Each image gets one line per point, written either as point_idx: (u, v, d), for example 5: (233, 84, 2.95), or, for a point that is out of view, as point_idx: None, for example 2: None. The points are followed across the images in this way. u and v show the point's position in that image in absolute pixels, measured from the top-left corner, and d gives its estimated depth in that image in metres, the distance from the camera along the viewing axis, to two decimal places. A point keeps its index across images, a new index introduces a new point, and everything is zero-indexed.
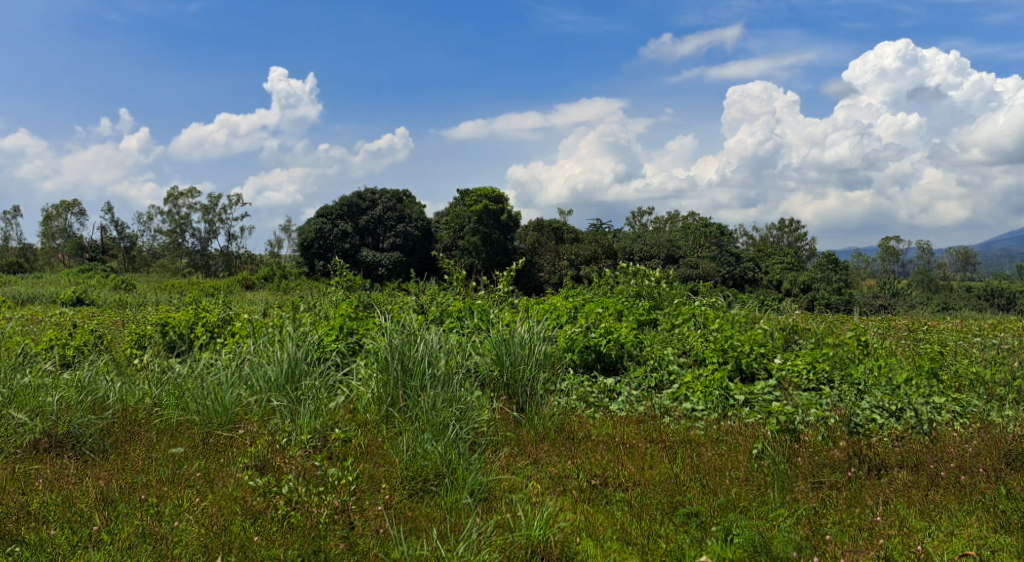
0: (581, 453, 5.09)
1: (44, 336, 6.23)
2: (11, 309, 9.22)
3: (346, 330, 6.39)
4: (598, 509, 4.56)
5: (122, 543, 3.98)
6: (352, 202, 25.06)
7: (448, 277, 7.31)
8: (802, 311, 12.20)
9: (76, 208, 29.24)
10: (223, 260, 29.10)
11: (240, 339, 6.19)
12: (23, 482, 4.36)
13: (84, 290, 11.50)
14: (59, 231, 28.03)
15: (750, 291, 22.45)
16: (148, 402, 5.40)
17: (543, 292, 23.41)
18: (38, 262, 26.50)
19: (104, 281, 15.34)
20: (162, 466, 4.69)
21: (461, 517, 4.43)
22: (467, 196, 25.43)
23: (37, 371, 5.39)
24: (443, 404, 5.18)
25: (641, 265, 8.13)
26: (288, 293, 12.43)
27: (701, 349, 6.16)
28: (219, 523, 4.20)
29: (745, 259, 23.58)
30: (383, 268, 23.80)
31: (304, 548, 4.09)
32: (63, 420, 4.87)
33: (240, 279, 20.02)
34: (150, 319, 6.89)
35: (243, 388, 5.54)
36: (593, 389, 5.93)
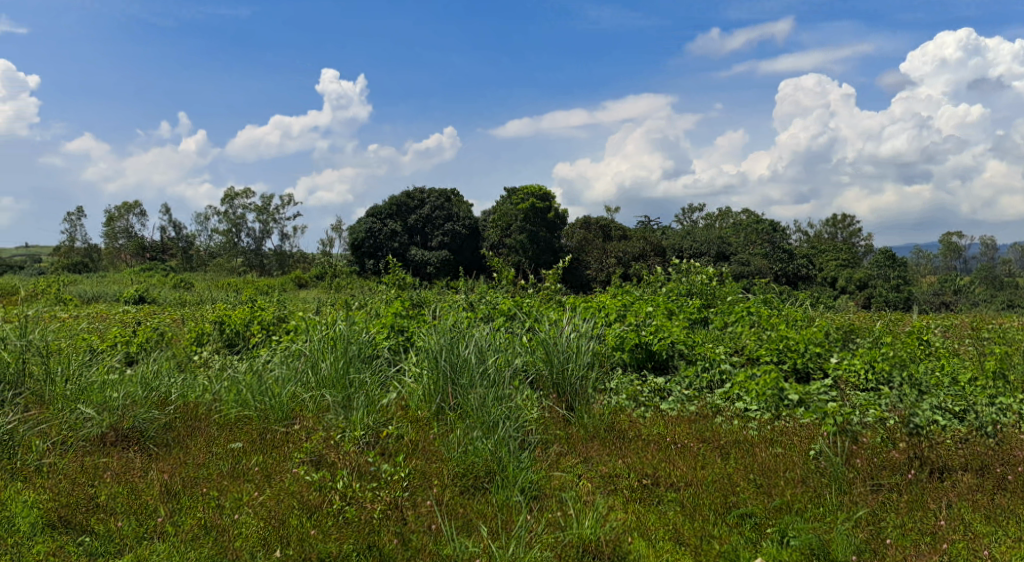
0: (631, 452, 5.07)
1: (109, 334, 6.44)
2: (78, 307, 9.59)
3: (397, 328, 6.47)
4: (649, 509, 4.54)
5: (186, 535, 4.11)
6: (402, 202, 25.30)
7: (497, 276, 7.35)
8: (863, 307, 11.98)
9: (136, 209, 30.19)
10: (277, 259, 29.87)
11: (295, 336, 6.32)
12: (93, 475, 4.52)
13: (148, 289, 11.85)
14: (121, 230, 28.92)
15: (805, 288, 22.07)
16: (208, 397, 5.55)
17: (589, 292, 23.34)
18: (102, 262, 27.48)
19: (165, 279, 15.77)
20: (222, 460, 4.82)
21: (513, 514, 4.46)
22: (514, 194, 25.47)
23: (103, 367, 5.57)
24: (493, 402, 5.21)
25: (691, 262, 8.03)
26: (342, 292, 12.66)
27: (754, 349, 6.08)
28: (277, 516, 4.31)
29: (798, 256, 23.23)
30: (431, 266, 24.05)
31: (358, 542, 4.16)
32: (128, 415, 5.03)
33: (295, 277, 20.43)
34: (208, 317, 7.06)
35: (298, 385, 5.65)
36: (643, 388, 5.88)
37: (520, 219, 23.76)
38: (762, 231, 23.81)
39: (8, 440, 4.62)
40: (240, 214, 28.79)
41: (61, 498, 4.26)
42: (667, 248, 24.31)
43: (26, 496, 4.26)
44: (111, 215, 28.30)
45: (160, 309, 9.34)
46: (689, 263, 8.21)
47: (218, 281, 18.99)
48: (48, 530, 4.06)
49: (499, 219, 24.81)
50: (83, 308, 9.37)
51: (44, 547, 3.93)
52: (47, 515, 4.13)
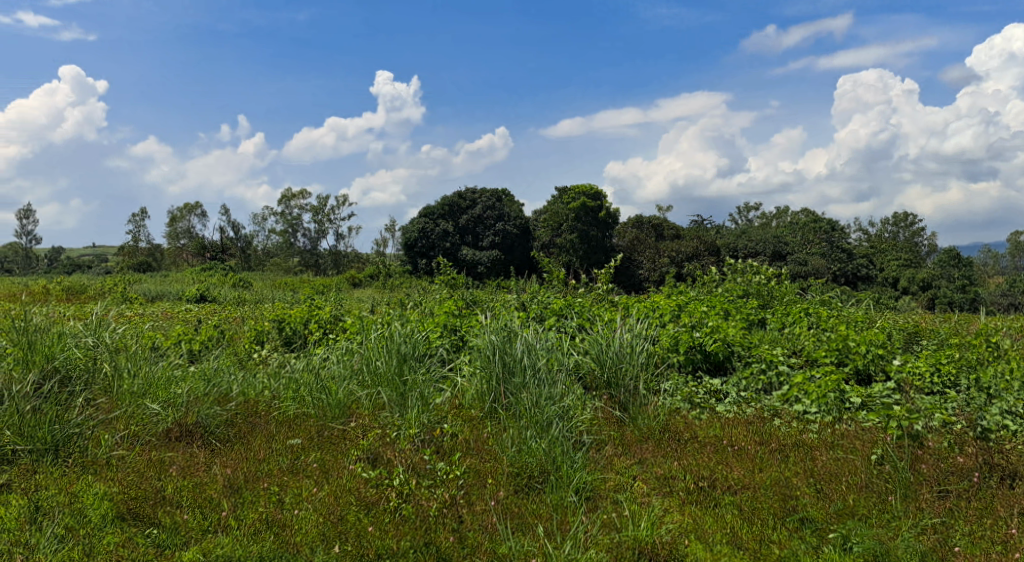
0: (687, 454, 5.02)
1: (173, 332, 6.61)
2: (143, 305, 9.88)
3: (450, 327, 6.50)
4: (706, 512, 4.49)
5: (249, 529, 4.20)
6: (453, 202, 25.43)
7: (550, 276, 7.35)
8: (930, 308, 11.72)
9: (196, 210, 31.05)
10: (332, 259, 30.37)
11: (352, 334, 6.40)
12: (159, 469, 4.65)
13: (208, 288, 12.13)
14: (182, 231, 29.78)
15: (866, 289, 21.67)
16: (268, 394, 5.66)
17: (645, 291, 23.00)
18: (161, 262, 28.27)
19: (223, 278, 16.11)
20: (282, 456, 4.92)
21: (568, 515, 4.45)
22: (564, 194, 25.43)
23: (167, 364, 5.72)
24: (547, 402, 5.20)
25: (747, 262, 7.91)
26: (396, 292, 12.80)
27: (813, 350, 5.97)
28: (336, 513, 4.38)
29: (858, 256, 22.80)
30: (482, 265, 24.18)
31: (415, 539, 4.20)
32: (192, 410, 5.16)
33: (349, 277, 20.73)
34: (268, 316, 7.21)
35: (354, 383, 5.74)
36: (698, 390, 5.81)
37: (570, 219, 23.65)
38: (820, 230, 23.41)
39: (80, 434, 4.78)
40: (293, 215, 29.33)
41: (129, 491, 4.39)
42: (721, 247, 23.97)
43: (97, 488, 4.39)
44: (172, 216, 29.19)
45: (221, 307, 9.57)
46: (745, 263, 8.08)
47: (274, 280, 19.39)
48: (117, 522, 4.18)
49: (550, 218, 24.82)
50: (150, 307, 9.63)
51: (114, 538, 4.04)
52: (116, 508, 4.25)
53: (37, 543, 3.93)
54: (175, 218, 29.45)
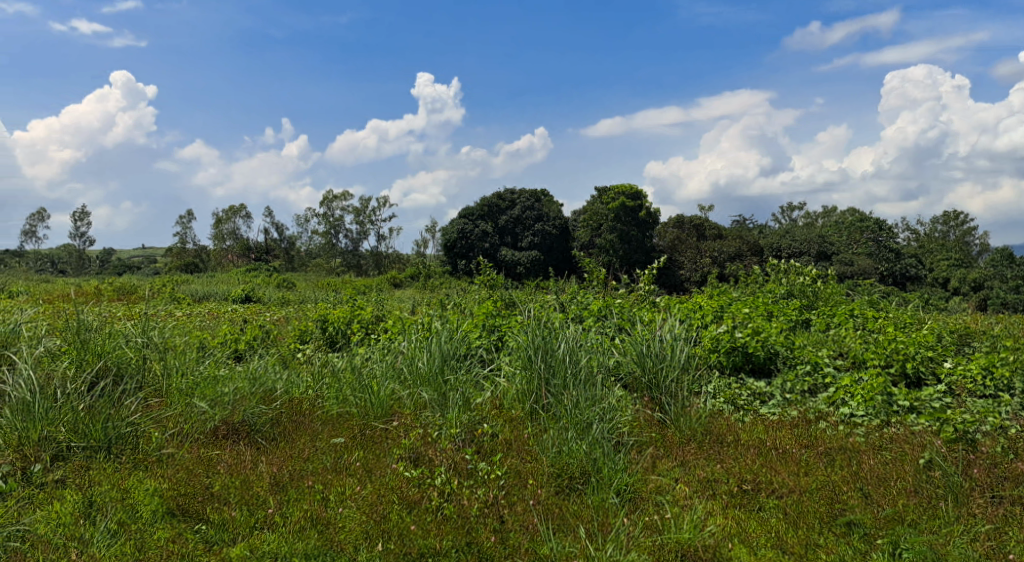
0: (729, 457, 4.96)
1: (220, 332, 6.74)
2: (189, 305, 10.08)
3: (489, 328, 6.51)
4: (751, 515, 4.43)
5: (295, 527, 4.27)
6: (493, 202, 25.58)
7: (589, 276, 7.32)
8: (984, 309, 11.45)
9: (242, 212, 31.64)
10: (374, 259, 30.69)
11: (393, 335, 6.46)
12: (207, 466, 4.75)
13: (253, 289, 12.33)
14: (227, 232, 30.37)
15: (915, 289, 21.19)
16: (311, 393, 5.74)
17: (687, 291, 22.77)
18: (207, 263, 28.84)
19: (268, 279, 16.37)
20: (326, 455, 4.98)
21: (610, 517, 4.44)
22: (604, 194, 25.32)
23: (213, 363, 5.84)
24: (587, 403, 5.19)
25: (792, 263, 7.80)
26: (437, 293, 12.87)
27: (859, 352, 5.86)
28: (379, 511, 4.43)
29: (906, 256, 22.36)
30: (520, 267, 24.17)
31: (457, 539, 4.23)
32: (238, 409, 5.25)
33: (393, 276, 20.75)
34: (311, 316, 7.31)
35: (395, 382, 5.79)
36: (742, 392, 5.73)
37: (611, 219, 23.60)
38: (868, 229, 23.00)
39: (132, 431, 4.89)
40: (335, 216, 29.72)
41: (179, 487, 4.49)
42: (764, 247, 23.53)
43: (148, 484, 4.49)
44: (217, 218, 29.79)
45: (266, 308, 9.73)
46: (790, 263, 7.95)
47: (317, 280, 19.67)
48: (168, 517, 4.28)
49: (589, 218, 24.82)
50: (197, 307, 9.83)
51: (164, 534, 4.14)
52: (166, 503, 4.35)
53: (91, 538, 4.06)
54: (221, 220, 30.08)
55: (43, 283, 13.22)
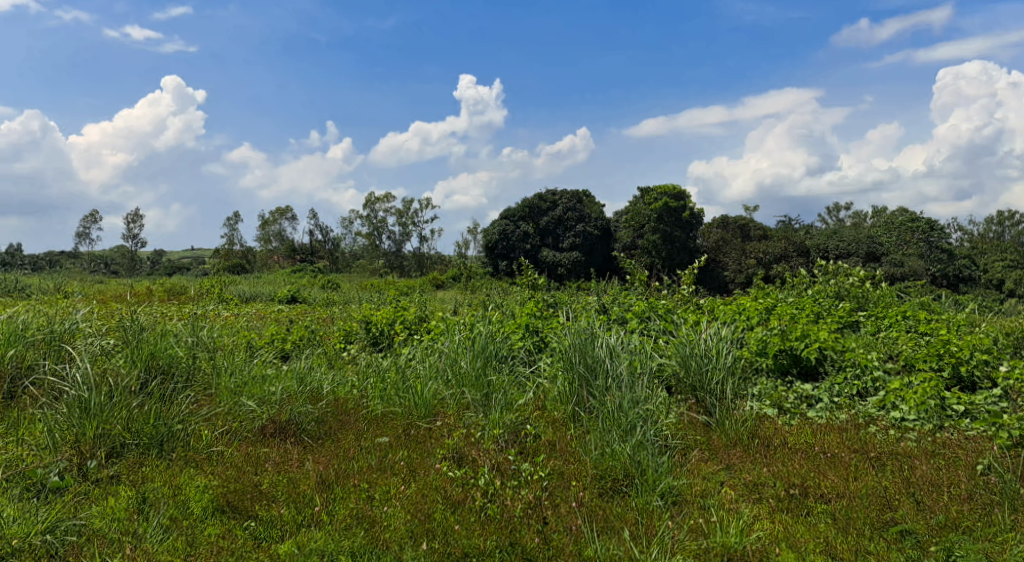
0: (776, 460, 4.89)
1: (266, 332, 6.85)
2: (237, 306, 10.27)
3: (531, 328, 6.51)
4: (798, 520, 4.36)
5: (341, 524, 4.32)
6: (534, 202, 25.67)
7: (631, 277, 7.28)
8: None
9: (288, 213, 32.23)
10: (417, 260, 30.93)
11: (436, 335, 6.51)
12: (256, 463, 4.82)
13: (299, 289, 12.54)
14: (273, 234, 30.97)
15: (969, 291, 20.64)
16: (356, 393, 5.81)
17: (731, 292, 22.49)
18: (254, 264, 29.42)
19: (315, 280, 16.73)
20: (371, 454, 5.03)
21: (654, 519, 4.40)
22: (646, 195, 25.15)
23: (261, 363, 5.93)
24: (630, 404, 5.14)
25: (840, 264, 7.65)
26: (480, 294, 12.92)
27: (911, 355, 5.72)
28: (423, 510, 4.46)
29: (959, 257, 21.81)
30: (563, 267, 24.11)
31: (501, 539, 4.24)
32: (285, 408, 5.33)
33: (433, 277, 20.97)
34: (355, 316, 7.39)
35: (438, 382, 5.82)
36: (788, 395, 5.65)
37: (653, 219, 23.45)
38: (918, 229, 22.50)
39: (182, 429, 4.97)
40: (378, 217, 30.07)
41: (228, 485, 4.57)
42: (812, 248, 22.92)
43: (198, 481, 4.59)
44: (264, 219, 30.39)
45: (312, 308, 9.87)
46: (838, 263, 7.79)
47: (362, 280, 20.03)
48: (218, 514, 4.36)
49: (632, 218, 24.69)
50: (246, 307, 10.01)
51: (215, 530, 4.22)
52: (217, 500, 4.44)
53: (144, 532, 4.15)
54: (268, 222, 30.74)
55: (100, 282, 13.62)
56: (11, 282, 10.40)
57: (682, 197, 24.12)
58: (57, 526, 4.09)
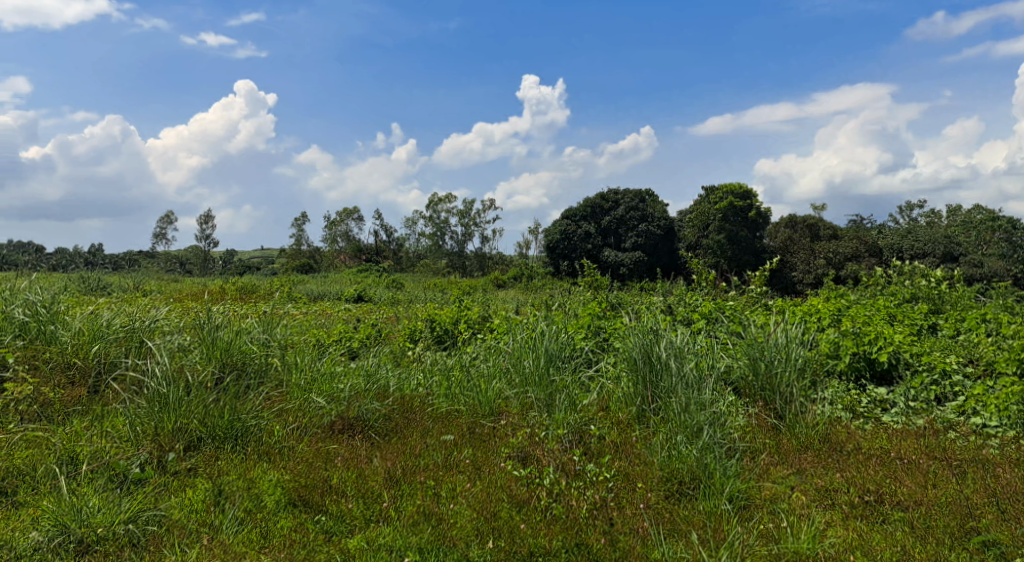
0: (850, 466, 4.76)
1: (335, 330, 7.00)
2: (308, 304, 10.51)
3: (594, 329, 6.49)
4: (874, 528, 4.24)
5: (408, 521, 4.37)
6: (597, 202, 25.62)
7: (697, 277, 7.18)
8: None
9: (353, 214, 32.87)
10: (478, 260, 31.16)
11: (500, 335, 6.54)
12: (326, 459, 4.92)
13: (365, 289, 12.73)
14: (341, 235, 31.69)
15: None
16: (422, 390, 5.88)
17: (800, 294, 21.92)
18: (322, 263, 30.11)
19: (380, 280, 16.98)
20: (437, 451, 5.09)
21: (722, 523, 4.33)
22: (711, 193, 24.78)
23: (330, 359, 6.05)
24: (696, 406, 5.07)
25: (917, 264, 7.43)
26: (542, 294, 12.94)
27: (993, 359, 5.50)
28: (488, 509, 4.49)
29: None
30: (625, 267, 24.00)
31: (567, 539, 4.23)
32: (354, 405, 5.43)
33: (495, 277, 21.03)
34: (420, 315, 7.49)
35: (503, 381, 5.85)
36: (861, 398, 5.50)
37: (718, 219, 23.15)
38: (1000, 228, 21.67)
39: (254, 424, 5.10)
40: (442, 218, 30.40)
41: (299, 479, 4.67)
42: (884, 247, 22.25)
43: (271, 475, 4.70)
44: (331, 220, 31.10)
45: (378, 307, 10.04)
46: (914, 263, 7.55)
47: (423, 280, 20.22)
48: (290, 507, 4.46)
49: (697, 218, 24.49)
50: (316, 306, 10.25)
51: (288, 523, 4.32)
52: (288, 494, 4.54)
53: (221, 524, 4.28)
54: (333, 222, 31.44)
55: (177, 281, 14.10)
56: (96, 281, 10.85)
57: (749, 196, 23.68)
58: (139, 516, 4.24)
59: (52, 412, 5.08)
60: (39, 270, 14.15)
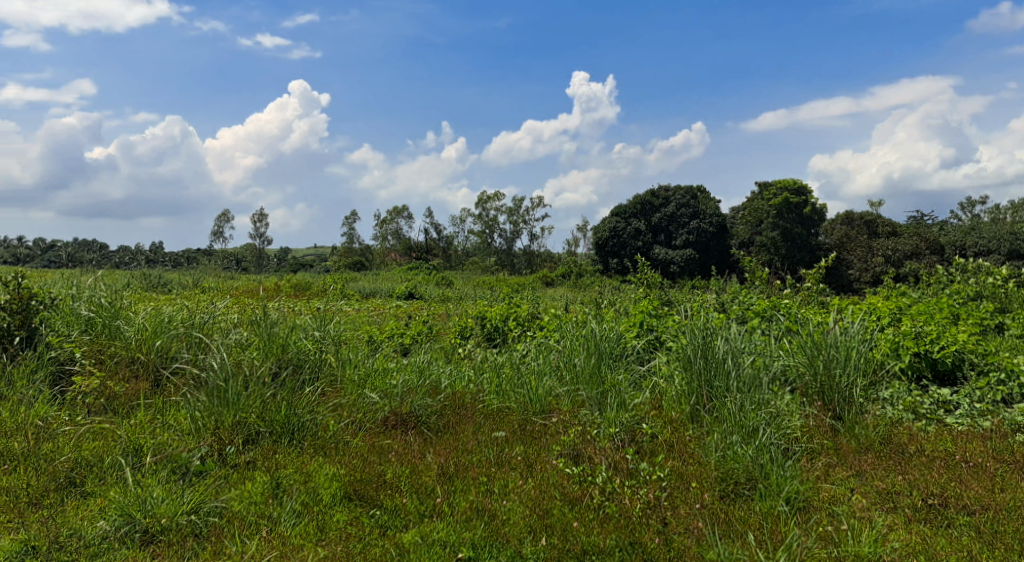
0: (912, 468, 4.64)
1: (387, 326, 7.08)
2: (361, 301, 10.64)
3: (645, 327, 6.44)
4: (938, 532, 4.13)
5: (462, 516, 4.39)
6: (647, 199, 25.41)
7: (750, 274, 7.08)
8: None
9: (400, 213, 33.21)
10: (525, 258, 31.21)
11: (550, 332, 6.54)
12: (380, 454, 4.96)
13: (416, 287, 12.83)
14: (391, 232, 32.05)
15: None
16: (473, 387, 5.91)
17: (858, 293, 21.51)
18: (374, 260, 30.50)
19: (429, 276, 17.10)
20: (488, 448, 5.10)
21: (780, 525, 4.26)
22: (767, 189, 24.40)
23: (382, 356, 6.11)
24: (752, 406, 4.99)
25: (981, 262, 7.21)
26: (591, 291, 12.88)
27: None
28: (541, 506, 4.49)
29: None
30: (676, 264, 23.86)
31: (620, 538, 4.20)
32: (406, 400, 5.47)
33: (542, 275, 20.99)
34: (470, 312, 7.53)
35: (554, 379, 5.83)
36: (924, 399, 5.34)
37: (772, 217, 22.94)
38: None
39: (310, 419, 5.17)
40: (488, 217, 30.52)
41: (355, 474, 4.72)
42: (947, 244, 21.63)
43: (327, 469, 4.76)
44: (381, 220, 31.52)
45: (429, 304, 10.13)
46: (978, 261, 7.33)
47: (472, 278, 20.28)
48: (346, 501, 4.51)
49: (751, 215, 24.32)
50: (369, 303, 10.38)
51: (343, 517, 4.38)
52: (344, 488, 4.59)
53: (279, 517, 4.35)
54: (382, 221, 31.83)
55: (235, 278, 14.42)
56: (156, 278, 11.17)
57: (805, 191, 23.26)
58: (201, 507, 4.33)
59: (116, 405, 5.23)
60: (106, 268, 14.65)
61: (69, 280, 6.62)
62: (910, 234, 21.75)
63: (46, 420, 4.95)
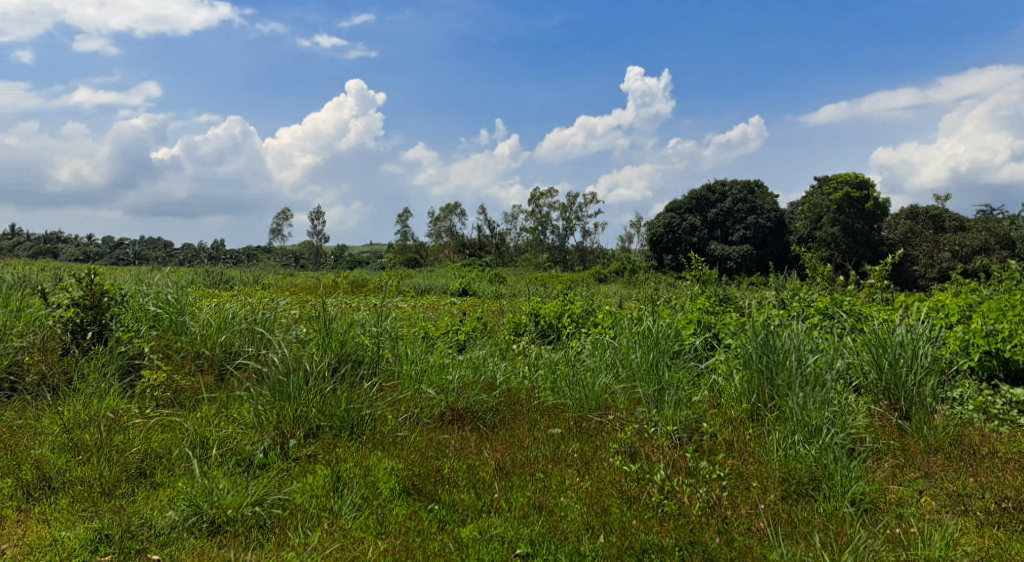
0: (984, 470, 4.49)
1: (442, 323, 7.13)
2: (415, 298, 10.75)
3: (703, 324, 6.36)
4: (1013, 537, 4.00)
5: (519, 512, 4.40)
6: (699, 196, 25.15)
7: (811, 271, 6.93)
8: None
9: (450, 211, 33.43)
10: (576, 254, 31.14)
11: (604, 329, 6.51)
12: (437, 448, 5.00)
13: (468, 282, 12.90)
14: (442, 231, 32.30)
15: None
16: (528, 384, 5.91)
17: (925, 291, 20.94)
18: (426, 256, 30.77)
19: (481, 274, 17.17)
20: (545, 444, 5.09)
21: (845, 526, 4.16)
22: (826, 184, 23.93)
23: (439, 352, 6.16)
24: (815, 405, 4.88)
25: None
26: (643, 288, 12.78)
27: None
28: (599, 503, 4.46)
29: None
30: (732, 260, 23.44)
31: (681, 538, 4.15)
32: (462, 396, 5.50)
33: (593, 272, 20.90)
34: (524, 308, 7.55)
35: (610, 376, 5.80)
36: (995, 399, 5.16)
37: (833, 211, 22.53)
38: None
39: (369, 413, 5.23)
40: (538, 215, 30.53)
41: (413, 468, 4.76)
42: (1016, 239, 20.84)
43: (386, 463, 4.80)
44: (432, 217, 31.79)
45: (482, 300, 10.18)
46: None
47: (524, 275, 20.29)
48: (404, 495, 4.56)
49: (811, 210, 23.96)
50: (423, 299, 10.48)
51: (402, 511, 4.42)
52: (403, 482, 4.64)
53: (340, 509, 4.41)
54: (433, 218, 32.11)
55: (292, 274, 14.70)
56: (219, 275, 11.46)
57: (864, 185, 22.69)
58: (264, 499, 4.41)
59: (183, 398, 5.37)
60: (171, 263, 15.13)
61: (137, 276, 6.84)
62: (979, 228, 20.98)
63: (117, 412, 5.08)
